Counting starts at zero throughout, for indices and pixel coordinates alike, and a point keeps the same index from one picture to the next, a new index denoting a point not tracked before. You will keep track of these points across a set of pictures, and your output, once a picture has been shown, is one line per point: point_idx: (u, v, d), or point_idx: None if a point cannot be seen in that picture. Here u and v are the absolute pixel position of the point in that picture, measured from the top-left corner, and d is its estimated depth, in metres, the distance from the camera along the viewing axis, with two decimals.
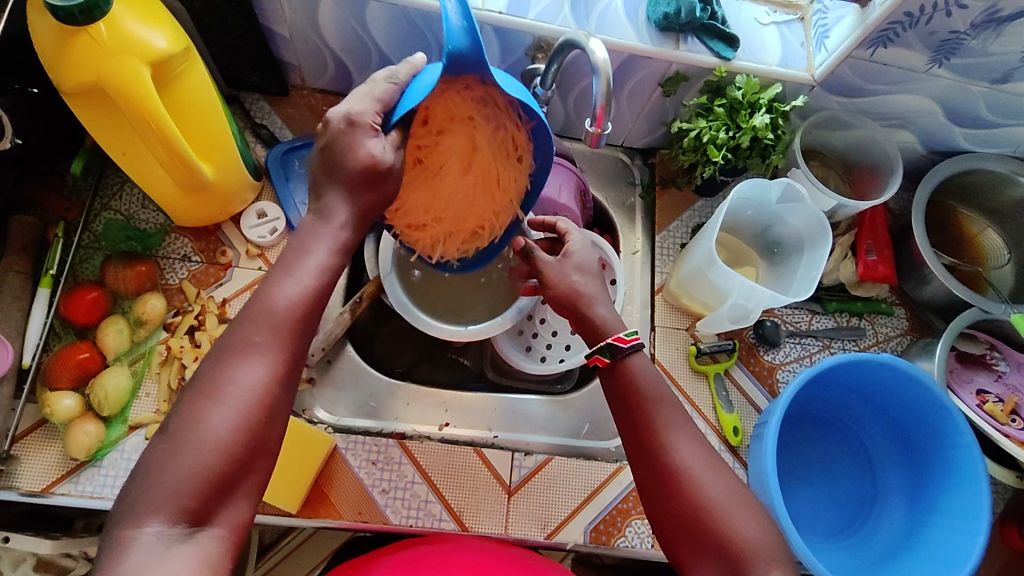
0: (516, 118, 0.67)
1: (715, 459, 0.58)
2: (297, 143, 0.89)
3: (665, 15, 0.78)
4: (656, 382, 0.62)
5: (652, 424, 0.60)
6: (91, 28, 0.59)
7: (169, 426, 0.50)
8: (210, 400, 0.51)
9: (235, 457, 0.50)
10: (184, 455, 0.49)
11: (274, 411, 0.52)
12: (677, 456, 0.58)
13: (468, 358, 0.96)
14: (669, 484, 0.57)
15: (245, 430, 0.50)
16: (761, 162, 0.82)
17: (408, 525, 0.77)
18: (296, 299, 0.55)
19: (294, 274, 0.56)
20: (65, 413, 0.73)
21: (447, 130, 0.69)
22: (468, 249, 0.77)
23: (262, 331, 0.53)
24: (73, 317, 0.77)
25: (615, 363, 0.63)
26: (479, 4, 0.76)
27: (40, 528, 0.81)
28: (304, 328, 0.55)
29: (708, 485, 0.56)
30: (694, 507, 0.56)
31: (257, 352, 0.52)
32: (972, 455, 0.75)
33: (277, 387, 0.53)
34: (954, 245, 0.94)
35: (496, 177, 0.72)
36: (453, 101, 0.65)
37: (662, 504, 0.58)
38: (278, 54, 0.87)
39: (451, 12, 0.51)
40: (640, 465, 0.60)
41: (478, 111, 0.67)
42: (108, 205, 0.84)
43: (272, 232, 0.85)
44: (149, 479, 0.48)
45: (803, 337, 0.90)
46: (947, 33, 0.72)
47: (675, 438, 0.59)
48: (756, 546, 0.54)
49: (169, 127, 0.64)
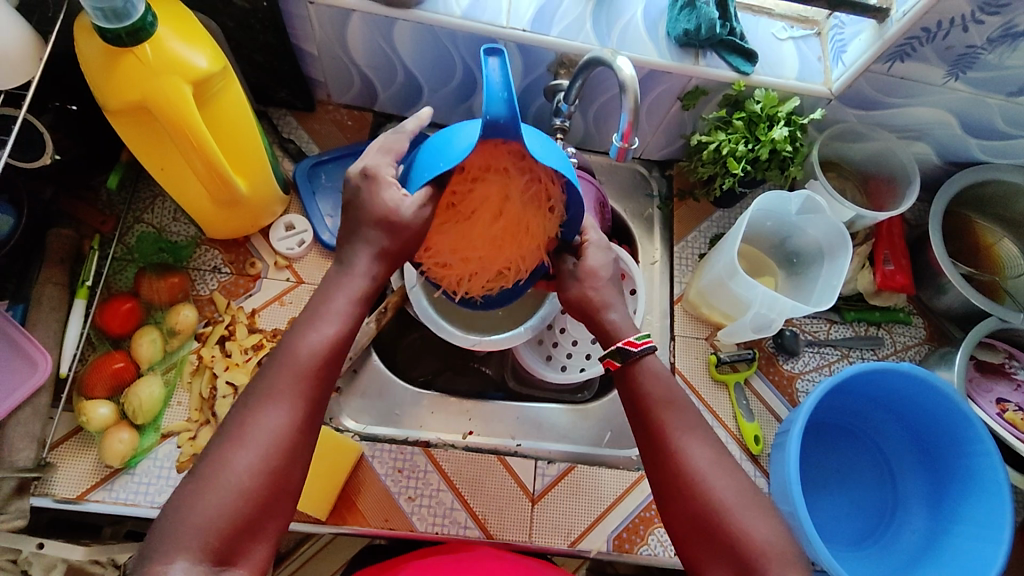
0: (554, 173, 0.67)
1: (729, 463, 0.59)
2: (322, 157, 0.91)
3: (685, 31, 0.79)
4: (668, 389, 0.63)
5: (666, 431, 0.61)
6: (137, 50, 0.61)
7: (199, 467, 0.52)
8: (232, 446, 0.53)
9: (258, 500, 0.52)
10: (211, 494, 0.51)
11: (305, 424, 0.56)
12: (692, 462, 0.59)
13: (490, 367, 0.97)
14: (685, 489, 0.58)
15: (262, 474, 0.52)
16: (780, 174, 0.84)
17: (434, 532, 0.78)
18: (319, 349, 0.57)
19: (318, 324, 0.59)
20: (100, 421, 0.74)
21: (483, 177, 0.70)
22: (493, 287, 0.77)
23: (284, 380, 0.56)
24: (107, 327, 0.79)
25: (626, 366, 0.65)
26: (504, 23, 0.78)
27: (69, 534, 0.81)
28: (325, 376, 0.57)
29: (723, 488, 0.57)
30: (710, 511, 0.57)
31: (275, 401, 0.55)
32: (994, 463, 0.75)
33: (298, 433, 0.55)
34: (970, 255, 0.94)
35: (525, 224, 0.72)
36: (490, 151, 0.66)
37: (678, 510, 0.59)
38: (307, 71, 0.90)
39: (495, 77, 0.54)
40: (654, 472, 0.61)
41: (513, 163, 0.68)
42: (140, 218, 0.86)
43: (299, 244, 0.87)
44: (191, 495, 0.51)
45: (822, 346, 0.91)
46: (964, 47, 0.73)
47: (689, 442, 0.60)
48: (773, 548, 0.55)
49: (208, 143, 0.66)
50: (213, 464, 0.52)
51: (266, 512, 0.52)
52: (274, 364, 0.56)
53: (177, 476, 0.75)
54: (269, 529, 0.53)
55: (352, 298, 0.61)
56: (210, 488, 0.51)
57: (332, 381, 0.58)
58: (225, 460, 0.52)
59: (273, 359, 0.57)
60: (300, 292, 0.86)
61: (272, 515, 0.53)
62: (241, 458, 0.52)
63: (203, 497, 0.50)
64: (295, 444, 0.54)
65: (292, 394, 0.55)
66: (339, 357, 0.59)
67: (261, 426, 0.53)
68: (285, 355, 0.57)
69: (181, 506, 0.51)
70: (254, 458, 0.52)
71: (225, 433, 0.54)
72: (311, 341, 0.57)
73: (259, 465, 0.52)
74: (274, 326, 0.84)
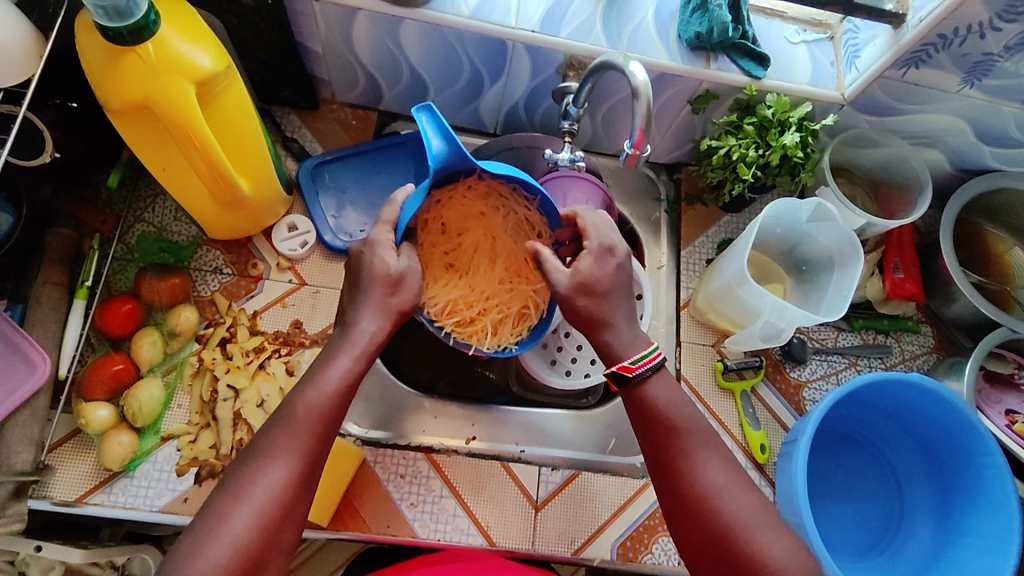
0: (525, 202, 0.74)
1: (745, 485, 0.58)
2: (326, 158, 0.90)
3: (697, 34, 0.78)
4: (677, 408, 0.62)
5: (676, 457, 0.60)
6: (139, 49, 0.60)
7: (196, 523, 0.52)
8: (232, 500, 0.53)
9: (250, 555, 0.51)
10: (209, 550, 0.50)
11: (306, 475, 0.55)
12: (705, 482, 0.58)
13: (494, 372, 0.95)
14: (697, 513, 0.58)
15: (259, 527, 0.52)
16: (791, 180, 0.82)
17: (436, 539, 0.78)
18: (320, 409, 0.57)
19: (320, 385, 0.58)
20: (100, 424, 0.73)
21: (466, 230, 0.76)
22: (522, 332, 0.75)
23: (283, 435, 0.56)
24: (107, 329, 0.78)
25: (626, 389, 0.63)
26: (513, 23, 0.77)
27: (67, 536, 0.81)
28: (327, 435, 0.57)
29: (740, 515, 0.56)
30: (723, 534, 0.56)
31: (276, 457, 0.55)
32: (1004, 477, 0.74)
33: (294, 488, 0.54)
34: (980, 263, 0.93)
35: (520, 257, 0.77)
36: (464, 203, 0.74)
37: (694, 542, 0.58)
38: (311, 69, 0.89)
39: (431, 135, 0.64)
40: (667, 494, 0.60)
41: (486, 206, 0.75)
42: (141, 217, 0.85)
43: (302, 245, 0.86)
44: (186, 553, 0.50)
45: (829, 354, 0.90)
46: (980, 54, 0.72)
47: (705, 465, 0.59)
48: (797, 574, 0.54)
49: (209, 143, 0.64)
50: (208, 520, 0.52)
51: (265, 555, 0.52)
52: (277, 422, 0.57)
53: (178, 480, 0.74)
54: (270, 550, 0.53)
55: (355, 355, 0.60)
56: (219, 534, 0.51)
57: (331, 439, 0.58)
58: (221, 515, 0.52)
59: (277, 420, 0.57)
60: (303, 293, 0.85)
61: (267, 564, 0.53)
62: (237, 504, 0.52)
63: (206, 544, 0.51)
64: (299, 487, 0.55)
65: (291, 446, 0.55)
66: (341, 412, 0.59)
67: (270, 466, 0.54)
68: (289, 407, 0.57)
69: (186, 544, 0.51)
70: (252, 514, 0.52)
71: (228, 488, 0.54)
72: (309, 398, 0.57)
73: (258, 518, 0.52)
74: (276, 328, 0.83)
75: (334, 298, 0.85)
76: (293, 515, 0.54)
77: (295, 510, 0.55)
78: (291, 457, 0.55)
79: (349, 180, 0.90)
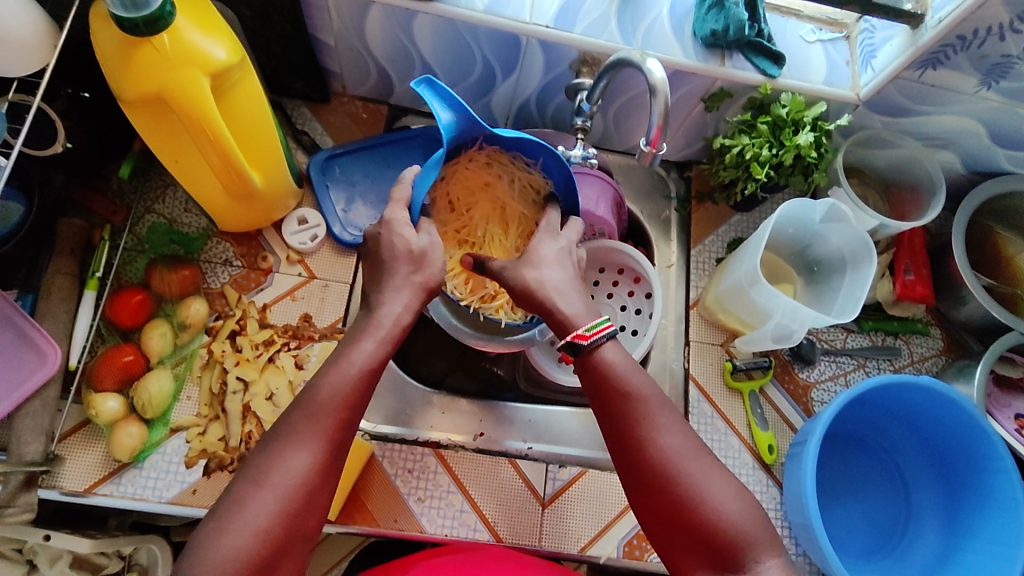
0: (526, 167, 0.74)
1: (702, 450, 0.58)
2: (338, 151, 0.89)
3: (712, 32, 0.77)
4: (628, 374, 0.61)
5: (633, 423, 0.59)
6: (154, 40, 0.60)
7: (219, 506, 0.52)
8: (253, 485, 0.53)
9: (272, 542, 0.51)
10: (228, 535, 0.51)
11: (328, 463, 0.55)
12: (663, 449, 0.58)
13: (501, 368, 0.95)
14: (657, 480, 0.57)
15: (279, 514, 0.52)
16: (803, 180, 0.82)
17: (442, 534, 0.78)
18: (342, 391, 0.57)
19: (342, 365, 0.58)
20: (109, 415, 0.73)
21: (474, 203, 0.77)
22: None
23: (305, 421, 0.55)
24: (118, 320, 0.78)
25: (581, 356, 0.63)
26: (527, 18, 0.76)
27: (77, 524, 0.82)
28: (349, 422, 0.57)
29: (697, 481, 0.56)
30: (683, 498, 0.56)
31: (301, 442, 0.55)
32: (1012, 481, 0.74)
33: (316, 476, 0.54)
34: (991, 266, 0.93)
35: (531, 224, 0.77)
36: (468, 175, 0.74)
37: (653, 509, 0.58)
38: (323, 62, 0.88)
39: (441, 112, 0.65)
40: (625, 463, 0.60)
41: (491, 175, 0.74)
42: (151, 208, 0.85)
43: (312, 238, 0.86)
44: (208, 537, 0.51)
45: (838, 355, 0.90)
46: (999, 56, 0.71)
47: (659, 431, 0.58)
48: (759, 541, 0.54)
49: (223, 135, 0.64)
50: (229, 504, 0.52)
51: (285, 546, 0.52)
52: (301, 409, 0.56)
53: (186, 472, 0.75)
54: (292, 541, 0.53)
55: (381, 339, 0.60)
56: (238, 519, 0.51)
57: (354, 425, 0.58)
58: (242, 500, 0.52)
59: (299, 405, 0.57)
60: (312, 287, 0.85)
61: (288, 553, 0.53)
62: (258, 490, 0.52)
63: (226, 530, 0.51)
64: (323, 473, 0.55)
65: (315, 433, 0.55)
66: (362, 398, 0.58)
67: (289, 453, 0.54)
68: (306, 393, 0.57)
69: (207, 529, 0.51)
70: (274, 501, 0.52)
71: (248, 470, 0.54)
72: (334, 382, 0.57)
73: (277, 505, 0.52)
74: (285, 322, 0.83)
75: (345, 293, 0.85)
76: (316, 505, 0.54)
77: (316, 496, 0.54)
78: (311, 447, 0.55)
79: (360, 173, 0.90)
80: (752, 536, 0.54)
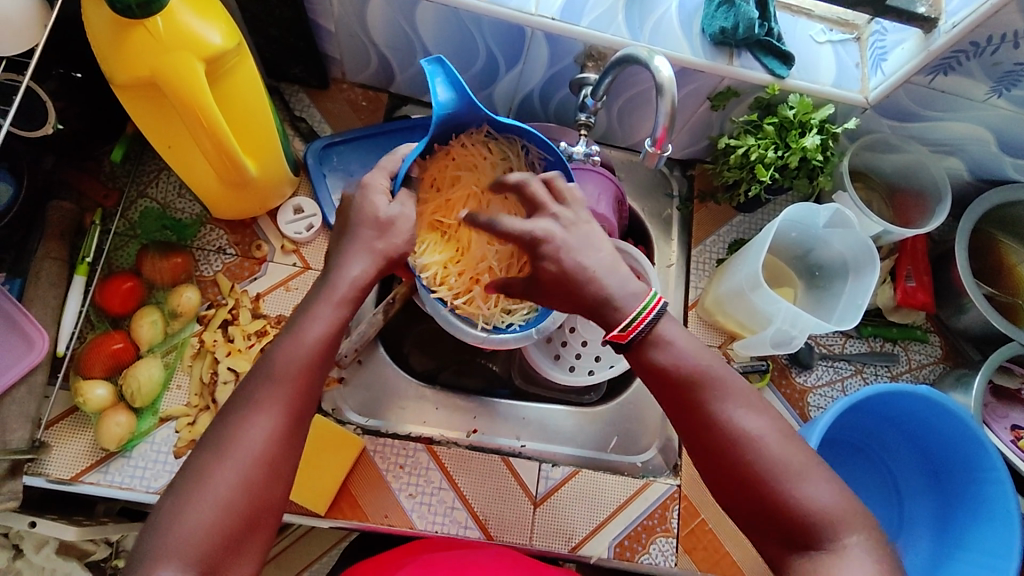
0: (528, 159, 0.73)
1: (781, 432, 0.54)
2: (335, 139, 0.88)
3: (721, 29, 0.75)
4: (694, 354, 0.56)
5: (704, 407, 0.55)
6: (148, 22, 0.58)
7: (179, 482, 0.51)
8: (213, 458, 0.52)
9: (234, 521, 0.50)
10: (189, 514, 0.50)
11: (290, 433, 0.54)
12: (740, 434, 0.54)
13: (496, 364, 0.94)
14: (735, 466, 0.54)
15: (241, 489, 0.51)
16: (808, 184, 0.81)
17: (432, 531, 0.77)
18: (297, 363, 0.55)
19: (298, 337, 0.56)
20: (97, 403, 0.72)
21: (456, 182, 0.73)
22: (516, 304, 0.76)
23: (261, 391, 0.54)
24: (108, 307, 0.77)
25: (632, 349, 0.57)
26: (532, 10, 0.74)
27: (63, 511, 0.80)
28: (308, 391, 0.56)
29: (779, 467, 0.53)
30: (764, 484, 0.53)
31: (259, 417, 0.53)
32: (1004, 492, 0.73)
33: (276, 450, 0.53)
34: (992, 275, 0.92)
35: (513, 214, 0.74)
36: (462, 154, 0.71)
37: (726, 488, 0.55)
38: (323, 48, 0.86)
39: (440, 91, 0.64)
40: (699, 447, 0.56)
41: (484, 157, 0.71)
42: (144, 192, 0.84)
43: (308, 228, 0.84)
44: (173, 510, 0.50)
45: (835, 360, 0.89)
46: (1012, 64, 0.70)
47: (732, 415, 0.54)
48: (836, 515, 0.52)
49: (217, 122, 0.63)
50: (191, 477, 0.51)
51: (249, 524, 0.51)
52: (259, 379, 0.55)
53: (174, 461, 0.74)
54: (257, 522, 0.52)
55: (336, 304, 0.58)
56: (198, 496, 0.50)
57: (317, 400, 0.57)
58: (204, 475, 0.51)
59: (255, 374, 0.55)
60: (307, 277, 0.83)
61: (256, 530, 0.52)
62: (222, 467, 0.51)
63: (188, 507, 0.50)
64: (283, 446, 0.54)
65: (274, 406, 0.54)
66: (324, 363, 0.57)
67: (250, 425, 0.53)
68: (267, 368, 0.56)
69: (166, 505, 0.50)
70: (235, 474, 0.51)
71: (203, 442, 0.53)
72: (291, 352, 0.56)
73: (239, 478, 0.51)
74: (278, 312, 0.81)
75: None
76: (283, 488, 0.53)
77: (281, 471, 0.53)
78: (273, 420, 0.53)
79: (357, 162, 0.88)
80: (842, 524, 0.51)
